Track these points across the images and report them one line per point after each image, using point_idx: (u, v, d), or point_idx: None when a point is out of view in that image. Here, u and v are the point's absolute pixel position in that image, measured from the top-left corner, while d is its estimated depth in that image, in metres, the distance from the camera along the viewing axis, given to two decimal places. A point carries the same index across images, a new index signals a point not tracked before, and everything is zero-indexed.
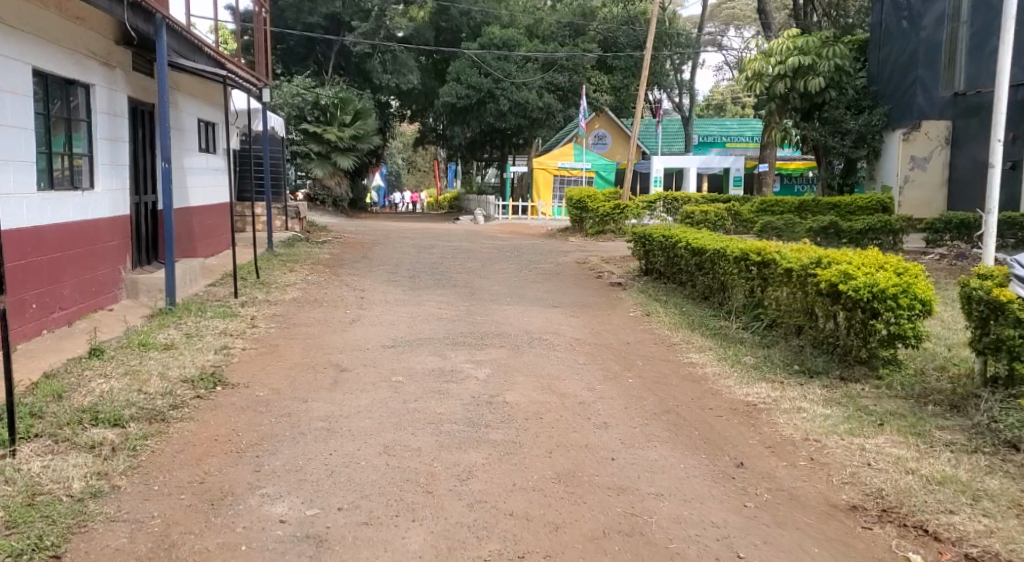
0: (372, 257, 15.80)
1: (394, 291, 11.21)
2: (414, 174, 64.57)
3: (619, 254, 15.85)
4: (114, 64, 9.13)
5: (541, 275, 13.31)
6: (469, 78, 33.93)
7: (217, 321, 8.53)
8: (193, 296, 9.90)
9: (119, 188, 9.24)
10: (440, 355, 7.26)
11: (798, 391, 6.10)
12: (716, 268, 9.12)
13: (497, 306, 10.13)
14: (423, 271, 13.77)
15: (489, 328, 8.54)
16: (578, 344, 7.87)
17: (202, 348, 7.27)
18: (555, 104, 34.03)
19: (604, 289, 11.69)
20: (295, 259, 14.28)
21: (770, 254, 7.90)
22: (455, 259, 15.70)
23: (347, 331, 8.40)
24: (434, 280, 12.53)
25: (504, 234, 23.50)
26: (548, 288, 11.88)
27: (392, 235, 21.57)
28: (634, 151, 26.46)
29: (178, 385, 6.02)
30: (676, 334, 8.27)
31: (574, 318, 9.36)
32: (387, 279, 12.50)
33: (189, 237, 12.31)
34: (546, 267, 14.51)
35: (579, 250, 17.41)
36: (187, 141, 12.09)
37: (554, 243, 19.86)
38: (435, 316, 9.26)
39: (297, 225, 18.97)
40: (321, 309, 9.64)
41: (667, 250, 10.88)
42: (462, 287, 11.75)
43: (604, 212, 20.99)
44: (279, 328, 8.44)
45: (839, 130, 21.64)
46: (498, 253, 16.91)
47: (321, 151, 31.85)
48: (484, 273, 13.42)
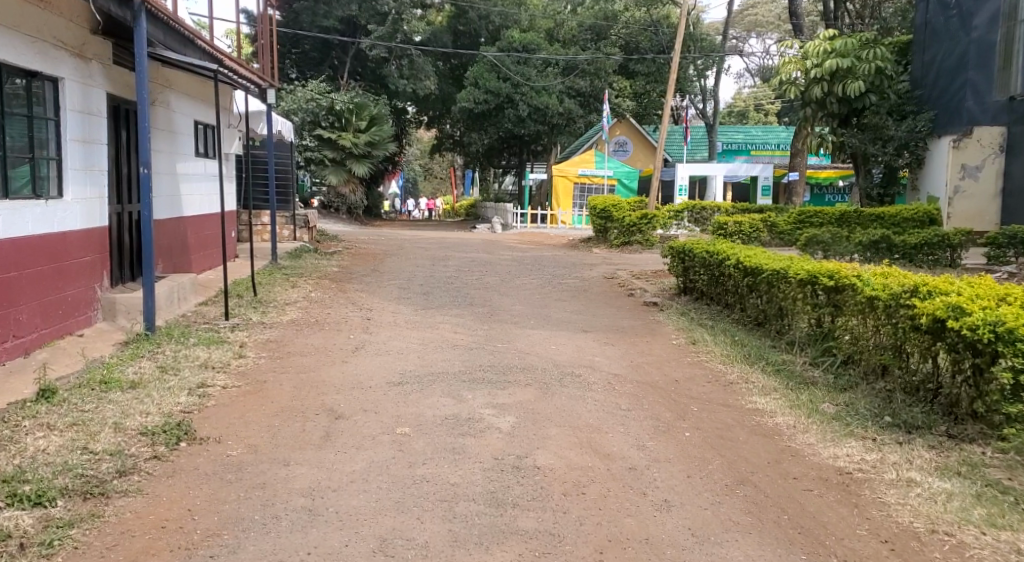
0: (383, 270, 14.71)
1: (403, 310, 10.09)
2: (430, 180, 63.59)
3: (649, 268, 14.68)
4: (89, 56, 8.08)
5: (567, 292, 12.15)
6: (488, 82, 32.75)
7: (202, 350, 7.45)
8: (180, 317, 8.84)
9: (94, 196, 8.19)
10: (455, 396, 6.12)
11: (900, 454, 4.90)
12: (774, 291, 7.93)
13: (520, 330, 8.98)
14: (438, 286, 12.64)
15: (513, 359, 7.37)
16: (617, 381, 6.71)
17: (176, 386, 6.17)
18: (576, 109, 32.95)
19: (636, 310, 10.50)
20: (299, 273, 13.21)
21: (844, 277, 6.70)
22: (472, 272, 14.56)
23: (349, 361, 7.30)
24: (448, 297, 11.40)
25: (524, 244, 22.33)
26: (576, 308, 10.71)
27: (405, 245, 20.48)
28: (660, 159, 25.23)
29: (134, 440, 4.91)
30: (730, 371, 7.09)
31: (609, 347, 8.19)
32: (398, 295, 11.39)
33: (182, 249, 11.27)
34: (571, 282, 13.33)
35: (605, 263, 16.23)
36: (180, 144, 11.07)
37: (577, 254, 18.70)
38: (450, 343, 8.13)
39: (305, 234, 17.95)
40: (321, 333, 8.54)
41: (712, 267, 9.69)
42: (480, 307, 10.60)
43: (631, 222, 19.76)
44: (271, 358, 7.33)
45: (880, 137, 19.94)
46: (518, 266, 15.77)
47: (336, 157, 30.72)
48: (504, 290, 12.26)
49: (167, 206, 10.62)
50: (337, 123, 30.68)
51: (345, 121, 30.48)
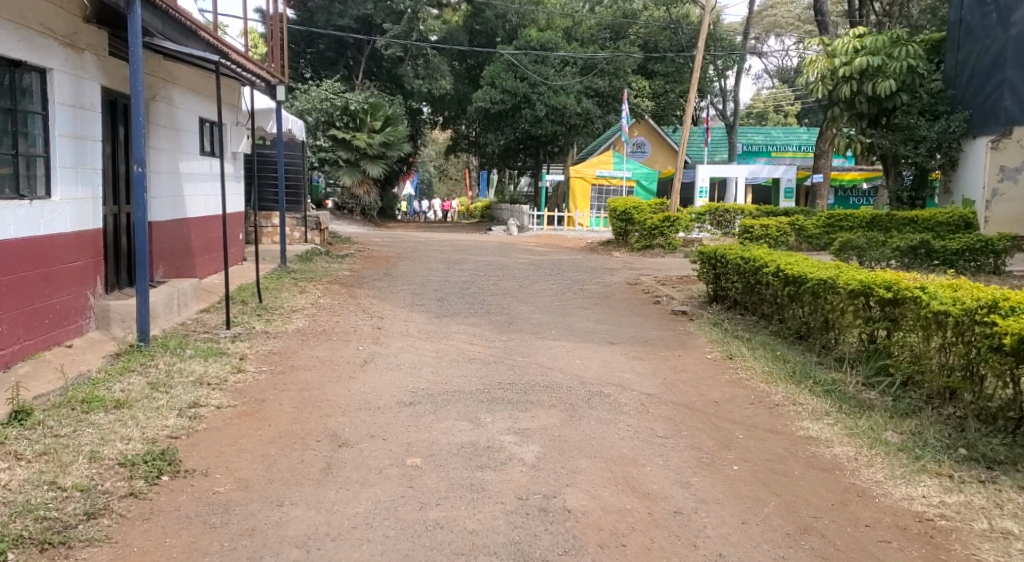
0: (396, 274, 14.16)
1: (416, 318, 9.49)
2: (445, 181, 63.04)
3: (675, 273, 14.03)
4: (82, 47, 7.54)
5: (589, 299, 11.56)
6: (504, 82, 32.12)
7: (199, 363, 6.88)
8: (179, 326, 8.30)
9: (86, 196, 7.65)
10: (473, 419, 5.52)
11: (986, 496, 4.26)
12: (820, 303, 7.29)
13: (543, 342, 8.36)
14: (453, 291, 12.06)
15: (535, 376, 6.76)
16: (651, 403, 6.09)
17: (166, 406, 5.60)
18: (593, 110, 32.11)
19: (664, 320, 9.86)
20: (308, 277, 12.67)
21: (904, 289, 6.05)
22: (488, 277, 13.97)
23: (357, 377, 6.72)
24: (464, 304, 10.82)
25: (541, 247, 21.72)
26: (600, 316, 10.08)
27: (418, 247, 19.92)
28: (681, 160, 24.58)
29: (110, 473, 4.35)
30: (774, 390, 6.46)
31: (639, 361, 7.55)
32: (412, 302, 10.83)
33: (185, 253, 10.73)
34: (593, 288, 12.70)
35: (627, 268, 15.60)
36: (183, 142, 10.53)
37: (597, 258, 18.10)
38: (469, 356, 7.52)
39: (317, 237, 17.53)
40: (329, 344, 7.96)
41: (747, 275, 9.06)
42: (497, 315, 10.00)
43: (653, 225, 19.06)
44: (272, 372, 6.75)
45: (912, 137, 19.21)
46: (536, 270, 15.19)
47: (350, 158, 30.22)
48: (523, 297, 11.65)
49: (168, 207, 10.07)
50: (351, 123, 30.18)
51: (360, 122, 29.93)
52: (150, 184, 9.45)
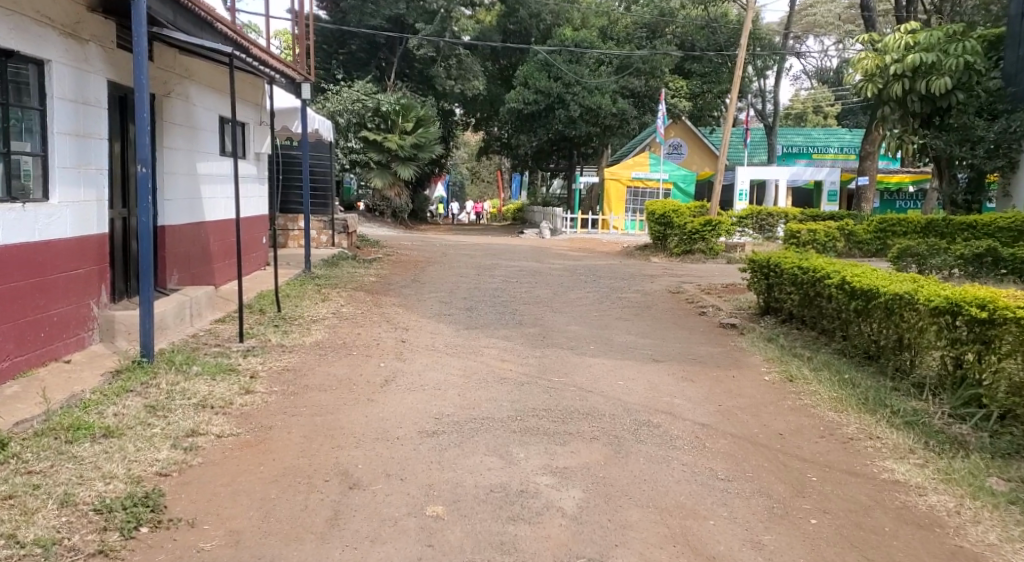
0: (424, 280, 13.55)
1: (444, 331, 8.83)
2: (477, 183, 62.43)
3: (719, 281, 13.23)
4: (86, 37, 6.98)
5: (629, 309, 10.84)
6: (538, 82, 31.50)
7: (204, 382, 6.29)
8: (189, 338, 7.73)
9: (89, 199, 7.09)
10: (503, 454, 4.84)
11: None
12: (895, 320, 6.53)
13: (582, 359, 7.65)
14: (483, 300, 11.39)
15: (575, 400, 6.07)
16: (706, 436, 5.37)
17: (160, 434, 5.00)
18: (630, 110, 31.35)
19: (711, 335, 9.09)
20: (333, 284, 12.11)
21: (1001, 310, 5.27)
22: (520, 284, 13.29)
23: (376, 399, 6.07)
24: (496, 314, 10.14)
25: (575, 252, 21.01)
26: (642, 329, 9.35)
27: (449, 251, 19.33)
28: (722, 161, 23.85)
29: (83, 524, 3.75)
30: (846, 421, 5.72)
31: (689, 383, 6.82)
32: (440, 311, 10.20)
33: (204, 258, 10.21)
34: (632, 296, 11.95)
35: (668, 275, 14.81)
36: (203, 141, 10.02)
37: (634, 263, 17.37)
38: (500, 375, 6.84)
39: (345, 240, 17.07)
40: (348, 359, 7.34)
41: (806, 286, 8.32)
42: (531, 327, 9.31)
43: (692, 229, 18.24)
44: (283, 393, 6.13)
45: (968, 138, 17.19)
46: (571, 277, 14.50)
47: (381, 159, 29.66)
48: (558, 306, 10.94)
49: (186, 210, 9.55)
50: (383, 124, 29.68)
51: (391, 123, 29.42)
52: (165, 186, 8.93)
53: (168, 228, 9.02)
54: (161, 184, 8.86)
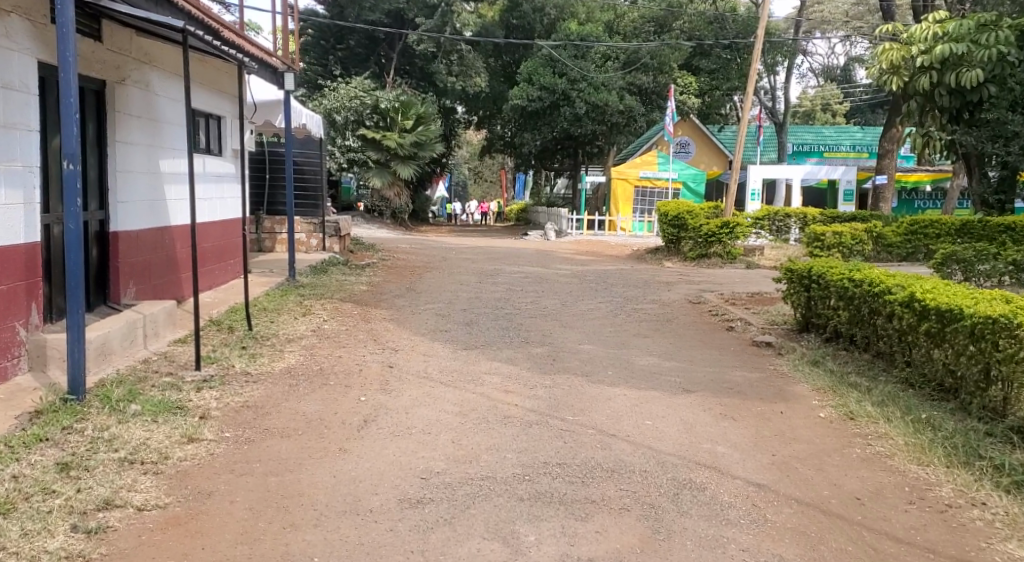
0: (421, 288, 12.41)
1: (440, 352, 7.70)
2: (479, 183, 61.11)
3: (743, 291, 12.08)
4: (7, 10, 5.85)
5: (648, 323, 9.69)
6: (542, 78, 30.32)
7: (140, 426, 5.14)
8: (139, 366, 6.57)
9: (14, 202, 5.94)
10: (507, 537, 3.72)
11: None
12: (983, 351, 5.39)
13: (599, 388, 6.51)
14: (484, 312, 10.25)
15: (596, 450, 4.92)
16: (765, 504, 4.22)
17: (62, 509, 3.86)
18: (637, 107, 30.07)
19: (745, 357, 7.92)
20: (318, 294, 10.98)
21: None
22: (524, 293, 12.16)
23: (350, 448, 4.94)
24: (498, 330, 9.00)
25: (583, 255, 19.84)
26: (665, 349, 8.18)
27: (449, 255, 18.18)
28: (738, 161, 22.79)
29: None
30: (936, 479, 4.58)
31: (731, 423, 5.67)
32: (436, 327, 9.05)
33: (170, 267, 9.10)
34: (649, 308, 10.79)
35: (685, 282, 13.64)
36: (167, 136, 8.91)
37: (647, 268, 16.22)
38: (504, 413, 5.71)
39: (337, 244, 15.88)
40: (322, 392, 6.21)
41: (859, 301, 7.20)
42: (539, 346, 8.15)
43: (709, 231, 16.99)
44: (236, 442, 4.99)
45: (1001, 135, 14.02)
46: (580, 285, 13.36)
47: (380, 158, 28.53)
48: (568, 320, 9.77)
49: (147, 213, 8.43)
50: (382, 122, 28.58)
51: (391, 121, 28.29)
52: (118, 186, 7.78)
53: (123, 234, 7.89)
54: (114, 184, 7.73)
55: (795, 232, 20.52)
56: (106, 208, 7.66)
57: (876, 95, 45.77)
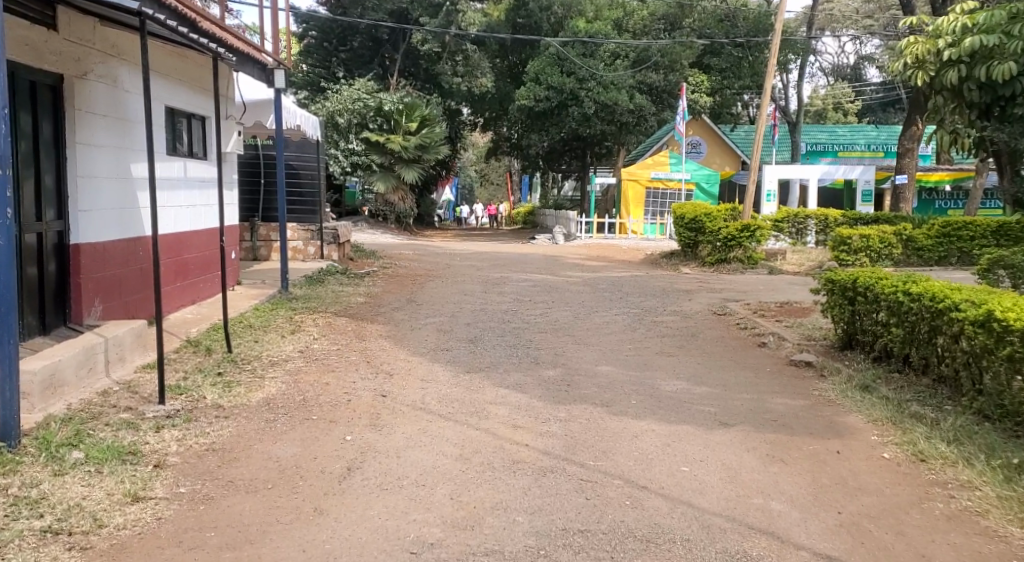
0: (423, 299, 11.59)
1: (441, 377, 6.85)
2: (485, 185, 60.31)
3: (769, 301, 11.20)
4: None
5: (671, 339, 8.82)
6: (549, 78, 29.32)
7: (80, 480, 4.31)
8: (94, 400, 5.73)
9: None
10: None
11: None
12: None
13: (624, 422, 5.65)
14: (490, 327, 9.41)
15: (625, 510, 4.07)
16: None
17: None
18: (648, 106, 29.13)
19: (784, 380, 7.03)
20: (311, 308, 10.15)
21: None
22: (533, 304, 11.30)
23: (327, 509, 4.09)
24: (505, 348, 8.15)
25: (593, 260, 19.00)
26: (693, 371, 7.31)
27: (454, 262, 17.35)
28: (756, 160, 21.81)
29: None
30: None
31: (781, 468, 4.80)
32: (437, 346, 8.22)
33: (145, 281, 8.27)
34: (669, 321, 9.91)
35: (706, 291, 12.78)
36: (140, 137, 8.11)
37: (663, 275, 15.34)
38: (512, 456, 4.86)
39: (336, 251, 15.14)
40: (303, 429, 5.36)
41: (918, 317, 6.28)
42: (551, 368, 7.29)
43: (728, 235, 16.06)
44: (190, 503, 4.15)
45: None
46: (593, 294, 12.51)
47: (383, 162, 27.74)
48: (582, 337, 8.91)
49: (116, 223, 7.61)
50: (386, 125, 27.79)
51: (395, 123, 27.49)
52: (78, 192, 6.97)
53: (87, 246, 7.08)
54: (73, 189, 6.92)
55: (812, 235, 19.58)
56: (65, 217, 6.85)
57: (887, 94, 44.80)
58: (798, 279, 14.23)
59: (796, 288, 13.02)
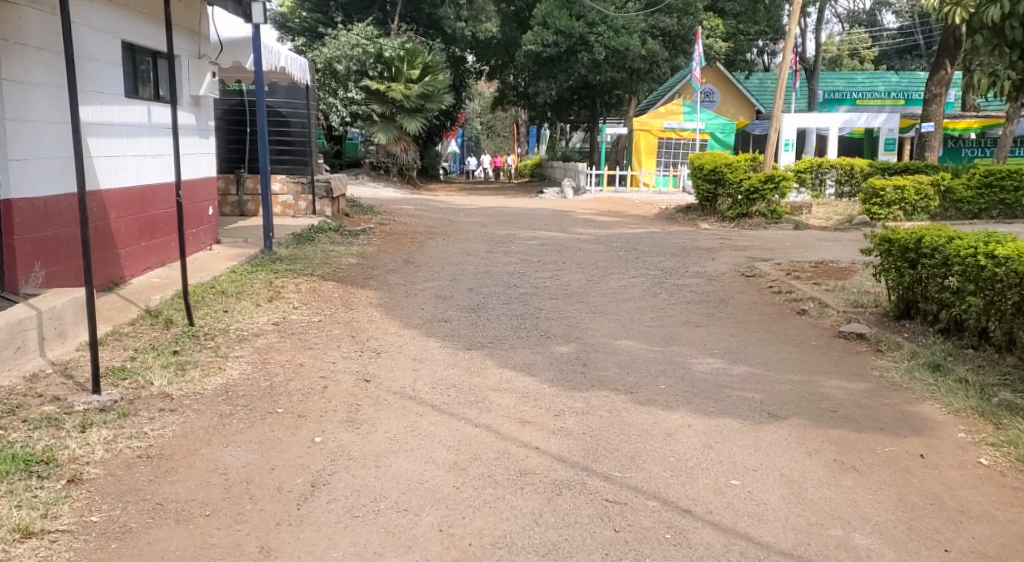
0: (420, 259, 10.60)
1: (436, 357, 5.86)
2: (493, 137, 59.00)
3: (802, 261, 10.17)
4: None
5: (697, 306, 7.83)
6: (557, 21, 27.94)
7: None
8: (15, 388, 4.75)
9: None
10: None
11: None
12: None
13: (653, 415, 4.68)
14: (495, 293, 8.44)
15: (665, 552, 3.10)
16: None
17: None
18: (661, 52, 27.36)
19: (835, 357, 6.02)
20: (296, 271, 9.17)
21: None
22: (543, 265, 10.29)
23: (276, 549, 3.13)
24: (510, 320, 7.16)
25: (606, 215, 17.93)
26: (728, 345, 6.31)
27: (458, 218, 16.36)
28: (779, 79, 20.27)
29: None
30: None
31: (856, 481, 3.81)
32: (432, 317, 7.24)
33: (100, 242, 7.27)
34: (694, 284, 8.91)
35: (730, 249, 11.76)
36: (85, 74, 7.06)
37: (682, 231, 14.30)
38: (519, 465, 3.90)
39: (329, 207, 14.13)
40: (263, 426, 4.39)
41: (1006, 281, 5.24)
42: (563, 343, 6.32)
43: (750, 186, 14.98)
44: (98, 539, 3.19)
45: None
46: (607, 252, 11.51)
47: (384, 112, 26.52)
48: (598, 305, 7.92)
49: (59, 174, 6.57)
50: (387, 72, 26.46)
51: (395, 71, 26.19)
52: (6, 138, 5.92)
53: (20, 200, 6.08)
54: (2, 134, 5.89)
55: (830, 189, 18.81)
56: None
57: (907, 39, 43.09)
58: (828, 235, 13.17)
59: (827, 245, 11.98)
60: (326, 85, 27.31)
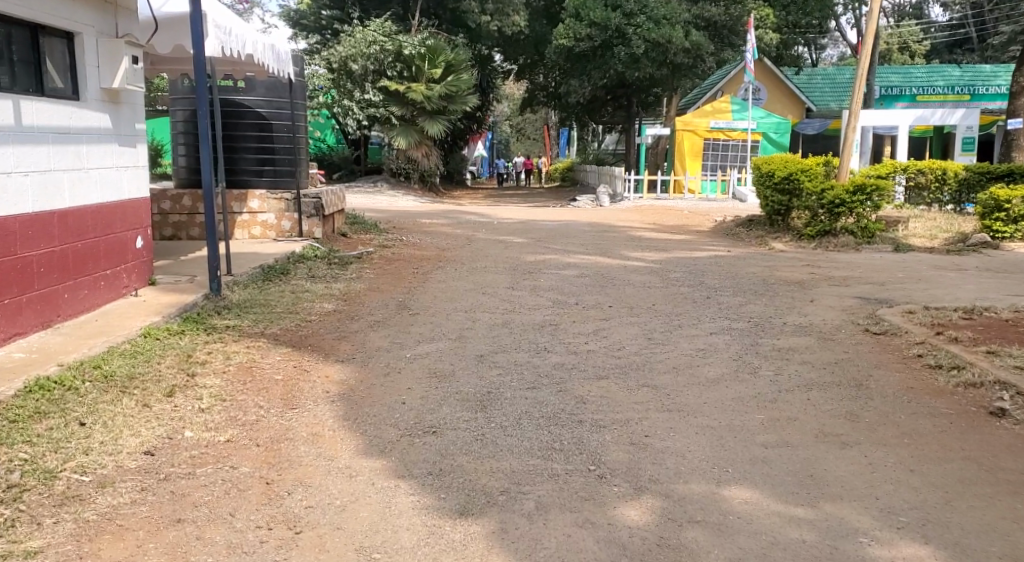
0: (419, 303, 7.99)
1: (405, 544, 3.24)
2: (522, 140, 56.25)
3: (940, 306, 7.37)
4: None
5: (827, 397, 5.08)
6: (591, 12, 24.65)
7: None
8: None
9: None
10: None
11: None
12: None
13: None
14: (518, 368, 5.77)
15: None
16: None
17: None
18: (706, 45, 24.44)
19: None
20: (242, 329, 6.60)
21: None
22: (582, 312, 7.59)
23: None
24: (538, 432, 4.50)
25: (652, 230, 15.16)
26: (923, 503, 3.59)
27: (476, 237, 13.72)
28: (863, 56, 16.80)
29: None
30: None
31: None
32: (416, 424, 4.58)
33: None
34: (805, 350, 6.16)
35: (826, 284, 8.98)
36: None
37: (752, 254, 11.53)
38: None
39: (320, 226, 11.48)
40: None
41: None
42: (629, 497, 3.64)
43: (835, 198, 12.14)
44: None
45: None
46: (664, 288, 8.78)
47: (404, 114, 23.98)
48: (671, 391, 5.24)
49: None
50: (405, 72, 23.93)
51: (415, 70, 23.60)
52: None
53: None
54: None
55: (900, 189, 16.13)
56: None
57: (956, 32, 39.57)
58: (940, 261, 10.35)
59: (949, 278, 9.15)
60: (341, 86, 24.57)
